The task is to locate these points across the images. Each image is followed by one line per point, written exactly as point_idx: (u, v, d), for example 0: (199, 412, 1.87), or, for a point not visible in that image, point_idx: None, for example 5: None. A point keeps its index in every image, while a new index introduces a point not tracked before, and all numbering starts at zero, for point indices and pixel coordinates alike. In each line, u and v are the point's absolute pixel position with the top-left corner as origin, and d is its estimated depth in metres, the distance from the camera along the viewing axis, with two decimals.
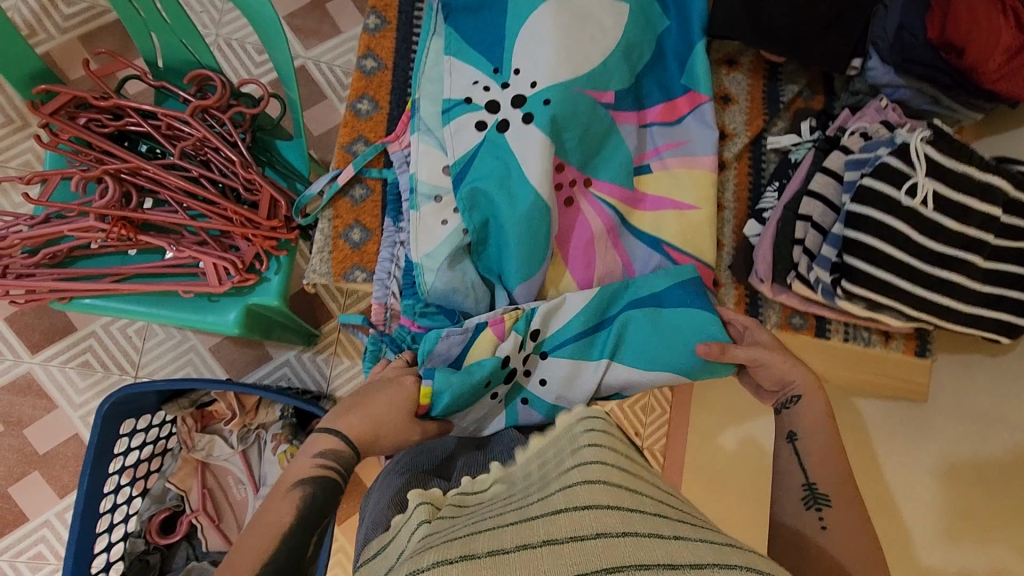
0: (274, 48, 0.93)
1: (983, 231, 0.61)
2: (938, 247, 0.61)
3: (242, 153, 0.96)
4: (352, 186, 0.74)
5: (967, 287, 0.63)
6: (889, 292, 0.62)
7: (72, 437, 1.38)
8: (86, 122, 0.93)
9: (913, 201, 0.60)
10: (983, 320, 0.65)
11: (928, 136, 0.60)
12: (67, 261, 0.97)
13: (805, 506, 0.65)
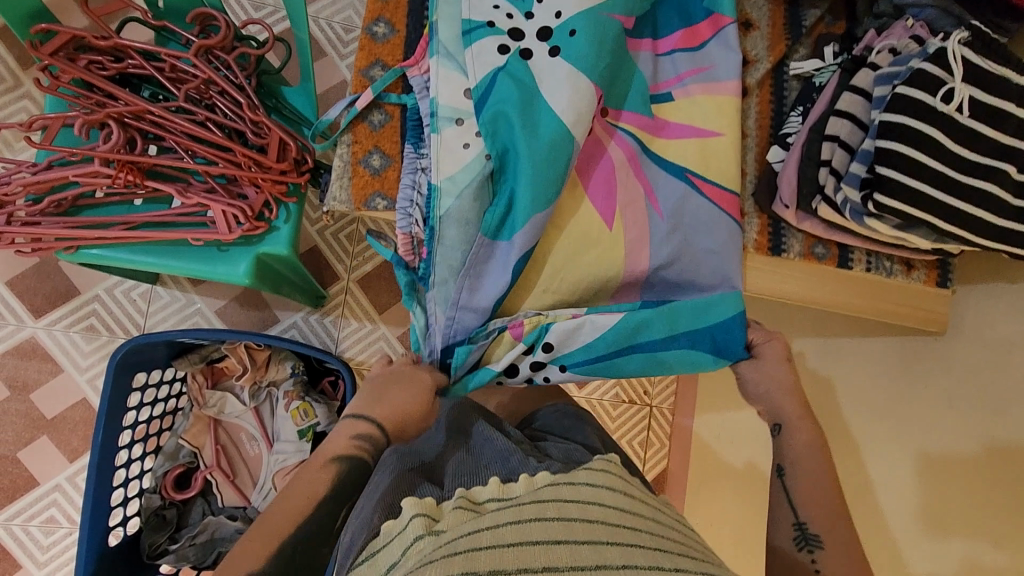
0: None
1: (1019, 139, 0.61)
2: (972, 156, 0.61)
3: (249, 96, 0.94)
4: (371, 111, 0.74)
5: (1000, 200, 0.63)
6: (923, 201, 0.62)
7: (79, 400, 1.36)
8: (87, 65, 0.90)
9: (949, 107, 0.60)
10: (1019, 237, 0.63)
11: (966, 39, 0.61)
12: (73, 210, 0.95)
13: (798, 546, 0.68)
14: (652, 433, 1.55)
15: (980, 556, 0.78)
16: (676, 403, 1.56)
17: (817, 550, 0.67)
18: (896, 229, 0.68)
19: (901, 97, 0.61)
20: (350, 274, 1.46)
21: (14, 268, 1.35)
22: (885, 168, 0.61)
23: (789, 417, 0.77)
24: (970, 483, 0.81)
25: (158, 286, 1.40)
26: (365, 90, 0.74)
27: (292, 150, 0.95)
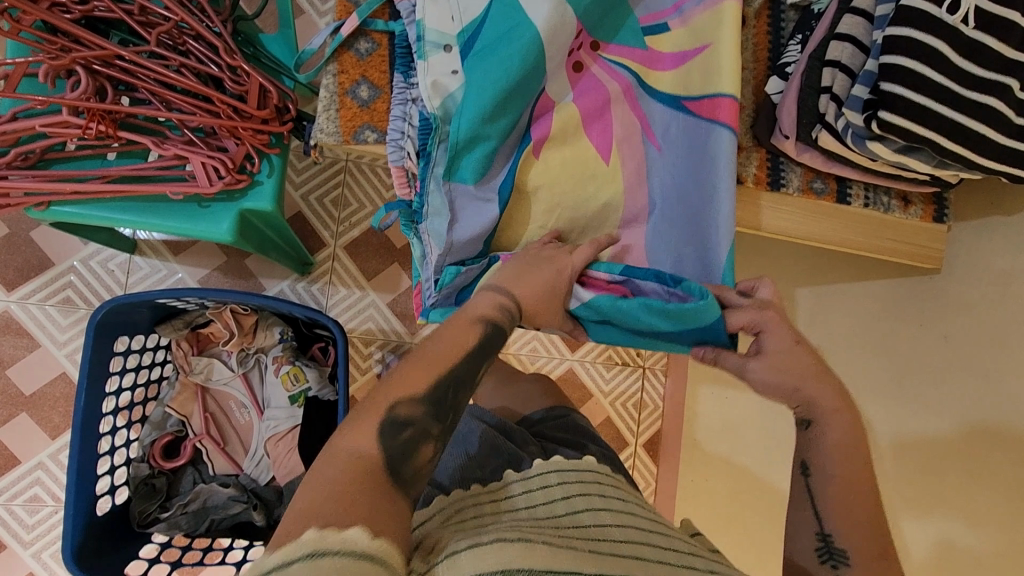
0: None
1: (1022, 53, 0.60)
2: (979, 71, 0.60)
3: (225, 40, 0.89)
4: (356, 39, 0.74)
5: (1004, 116, 0.62)
6: (928, 119, 0.60)
7: (59, 376, 1.32)
8: (50, 7, 0.85)
9: (954, 18, 0.59)
10: (1022, 156, 0.63)
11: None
12: (42, 165, 0.90)
13: (820, 559, 0.66)
14: (645, 397, 1.55)
15: (967, 548, 0.79)
16: (669, 365, 1.56)
17: (842, 565, 0.65)
18: (897, 152, 0.67)
19: (908, 9, 0.60)
20: (337, 240, 1.43)
21: None
22: (888, 84, 0.60)
23: (821, 412, 0.68)
24: (959, 468, 0.82)
25: (137, 256, 1.36)
26: (348, 16, 0.74)
27: (273, 97, 0.91)
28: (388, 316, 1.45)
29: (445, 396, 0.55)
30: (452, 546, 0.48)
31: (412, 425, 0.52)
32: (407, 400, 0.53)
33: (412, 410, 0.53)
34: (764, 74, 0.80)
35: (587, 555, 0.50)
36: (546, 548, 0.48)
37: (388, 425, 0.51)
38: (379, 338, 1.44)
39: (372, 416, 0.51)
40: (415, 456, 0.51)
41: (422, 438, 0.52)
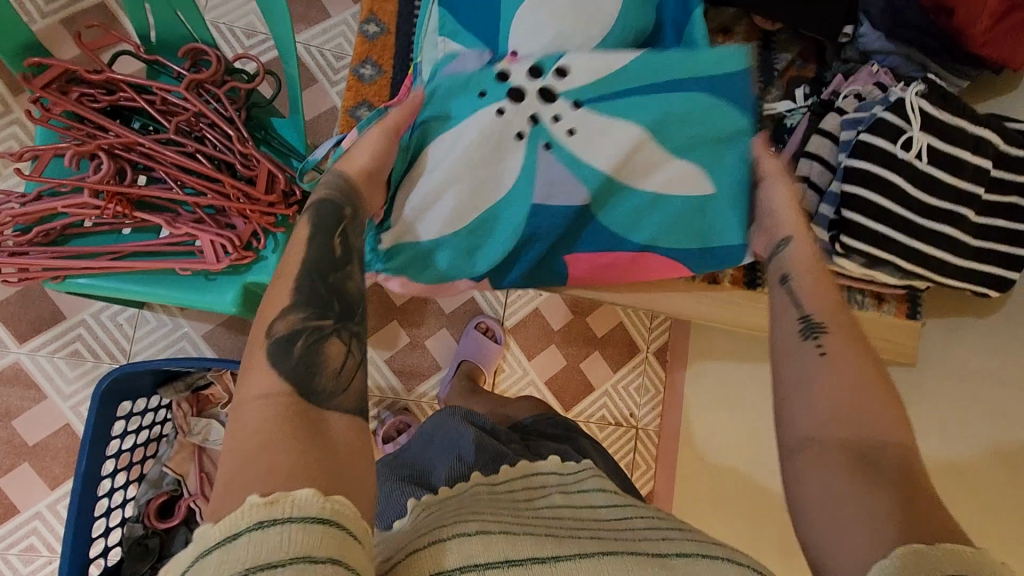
0: (273, 21, 0.95)
1: (975, 186, 0.73)
2: (936, 200, 0.73)
3: (240, 129, 0.95)
4: (353, 149, 0.83)
5: (962, 239, 0.74)
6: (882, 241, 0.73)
7: (63, 427, 1.35)
8: (78, 97, 0.92)
9: (909, 154, 0.72)
10: (976, 273, 0.75)
11: (923, 91, 0.72)
12: (61, 240, 0.96)
13: (805, 337, 0.62)
14: (638, 455, 1.63)
15: None
16: (662, 426, 1.64)
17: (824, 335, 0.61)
18: (864, 267, 0.76)
19: (866, 145, 0.72)
20: None
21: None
22: (848, 211, 0.72)
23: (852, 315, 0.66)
24: None
25: (145, 310, 1.40)
26: (348, 130, 0.84)
27: (280, 181, 0.97)
28: (385, 373, 1.54)
29: (318, 292, 0.59)
30: (414, 542, 0.53)
31: (300, 336, 0.55)
32: (281, 316, 0.56)
33: (289, 321, 0.56)
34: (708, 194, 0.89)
35: (543, 540, 0.54)
36: (504, 535, 0.52)
37: (274, 349, 0.54)
38: (376, 394, 1.54)
39: (259, 346, 0.54)
40: (317, 363, 0.54)
41: (317, 337, 0.56)
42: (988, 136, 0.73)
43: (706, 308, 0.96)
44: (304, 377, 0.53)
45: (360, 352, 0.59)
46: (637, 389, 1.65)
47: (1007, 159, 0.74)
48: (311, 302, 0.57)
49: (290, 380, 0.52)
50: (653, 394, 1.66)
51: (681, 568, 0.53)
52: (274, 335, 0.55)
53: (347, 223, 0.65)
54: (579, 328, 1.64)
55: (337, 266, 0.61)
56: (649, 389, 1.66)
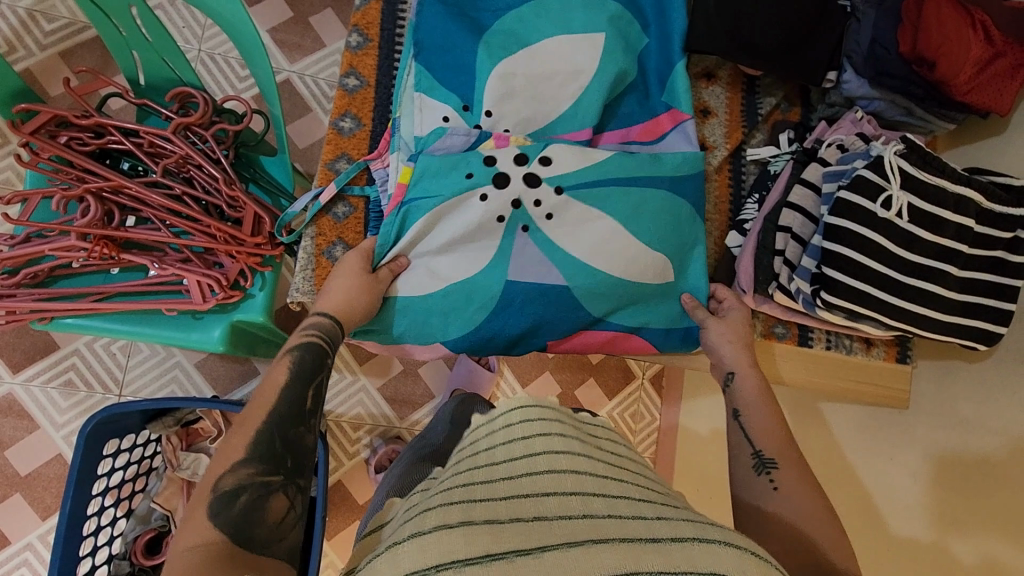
0: (256, 66, 0.95)
1: (958, 242, 0.73)
2: (916, 257, 0.73)
3: (226, 170, 0.96)
4: (334, 204, 0.84)
5: (944, 294, 0.74)
6: (870, 299, 0.73)
7: (55, 457, 1.36)
8: (67, 141, 0.93)
9: (889, 213, 0.72)
10: (961, 327, 0.75)
11: (901, 150, 0.72)
12: (49, 281, 0.96)
13: (756, 472, 0.69)
14: None
15: None
16: (657, 454, 1.64)
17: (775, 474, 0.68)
18: (847, 319, 0.77)
19: (847, 202, 0.72)
20: None
21: None
22: (831, 269, 0.72)
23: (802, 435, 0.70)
24: None
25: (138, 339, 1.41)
26: (329, 184, 0.85)
27: (266, 223, 0.97)
28: (378, 401, 1.53)
29: (272, 446, 0.62)
30: (400, 538, 0.53)
31: (245, 491, 0.58)
32: (230, 470, 0.58)
33: (238, 475, 0.58)
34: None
35: (530, 528, 0.52)
36: (485, 527, 0.52)
37: (218, 501, 0.56)
38: (368, 423, 1.53)
39: (201, 500, 0.57)
40: (263, 513, 0.57)
41: (263, 492, 0.58)
42: (970, 195, 0.73)
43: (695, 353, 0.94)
44: (243, 528, 0.56)
45: (304, 504, 0.62)
46: (632, 416, 1.65)
47: (989, 216, 0.74)
48: (263, 458, 0.60)
49: (236, 537, 0.55)
50: (649, 422, 1.66)
51: (677, 553, 0.49)
52: (219, 490, 0.57)
53: (322, 374, 0.71)
54: (573, 355, 1.64)
55: (298, 422, 0.65)
56: (645, 417, 1.65)
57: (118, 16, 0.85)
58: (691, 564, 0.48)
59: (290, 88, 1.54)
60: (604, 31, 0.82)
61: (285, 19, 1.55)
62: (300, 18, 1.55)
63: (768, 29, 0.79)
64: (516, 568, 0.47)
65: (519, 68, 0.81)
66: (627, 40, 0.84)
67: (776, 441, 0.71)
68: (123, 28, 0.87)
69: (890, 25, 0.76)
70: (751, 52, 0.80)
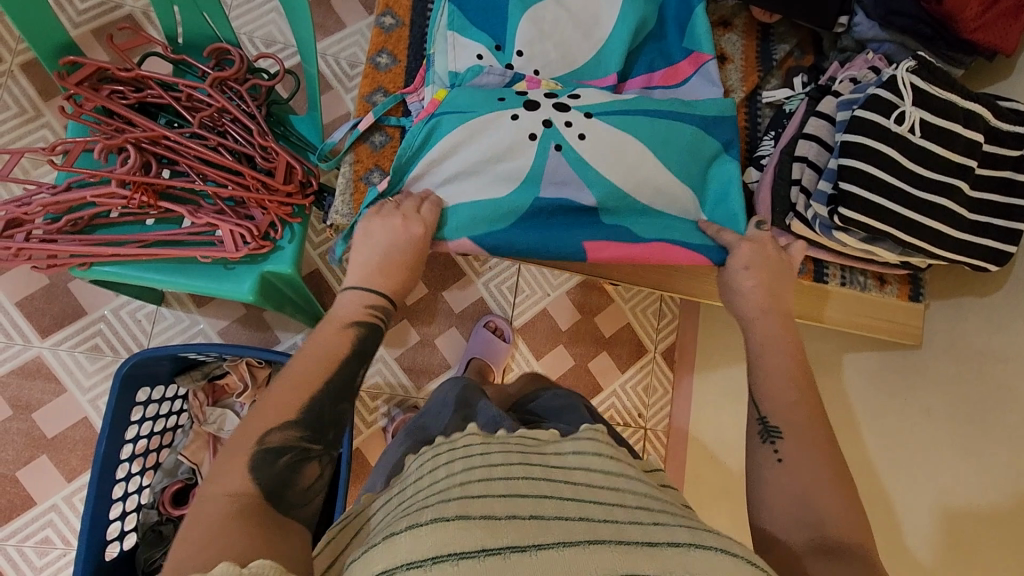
0: (297, 22, 0.98)
1: (969, 158, 0.78)
2: (931, 174, 0.78)
3: (260, 124, 1.00)
4: (372, 133, 0.91)
5: (958, 212, 0.79)
6: (888, 217, 0.77)
7: (81, 420, 1.39)
8: (109, 94, 0.97)
9: (902, 128, 0.77)
10: (972, 246, 0.79)
11: (913, 67, 0.77)
12: (88, 230, 1.00)
13: (761, 440, 0.70)
14: (649, 454, 1.64)
15: None
16: (670, 427, 1.65)
17: (777, 440, 0.69)
18: (865, 241, 0.81)
19: (861, 119, 0.77)
20: None
21: (24, 290, 1.39)
22: (848, 184, 0.76)
23: None
24: (954, 547, 0.85)
25: (163, 307, 1.44)
26: (366, 113, 0.91)
27: (298, 173, 1.00)
28: (396, 371, 1.56)
29: (320, 418, 0.66)
30: (394, 529, 0.53)
31: (288, 451, 0.62)
32: (279, 428, 0.63)
33: (285, 435, 0.63)
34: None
35: (526, 525, 0.53)
36: (482, 521, 0.52)
37: (261, 455, 0.60)
38: (385, 392, 1.55)
39: (246, 449, 0.60)
40: (298, 475, 0.62)
41: (303, 456, 0.63)
42: (981, 111, 0.79)
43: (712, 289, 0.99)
44: (279, 487, 0.60)
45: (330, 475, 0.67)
46: (646, 389, 1.67)
47: (997, 134, 0.80)
48: (315, 426, 0.65)
49: (267, 485, 0.59)
50: (661, 395, 1.67)
51: (672, 559, 0.51)
52: (266, 444, 0.61)
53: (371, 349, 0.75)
54: (587, 329, 1.66)
55: (348, 398, 0.70)
56: (658, 390, 1.67)
57: None
58: (688, 569, 0.51)
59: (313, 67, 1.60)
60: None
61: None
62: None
63: None
64: (515, 565, 0.48)
65: (547, 13, 0.87)
66: None
67: (791, 411, 0.70)
68: None
69: None
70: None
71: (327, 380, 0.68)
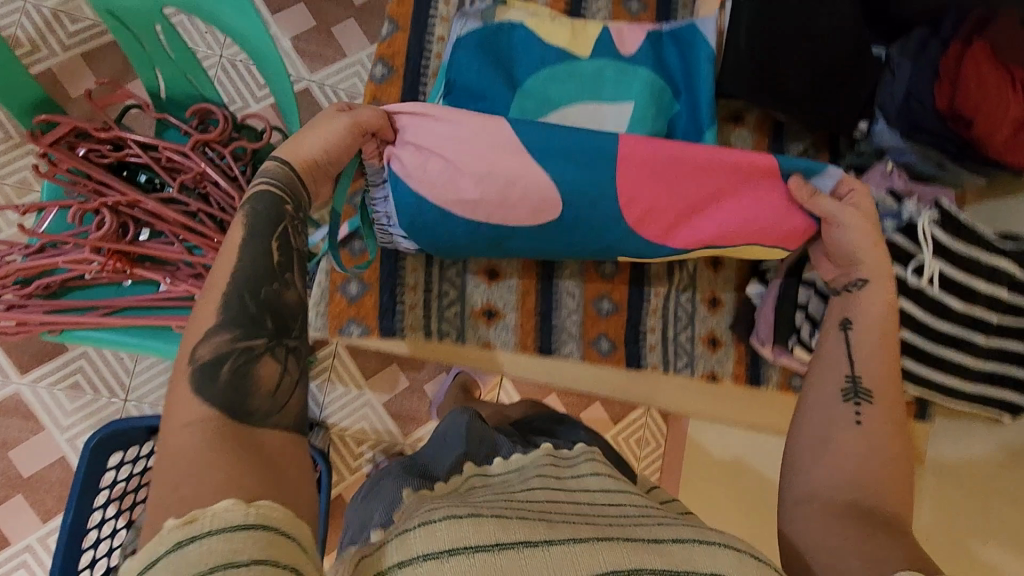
0: (272, 80, 0.87)
1: (989, 312, 0.80)
2: (947, 327, 0.80)
3: (244, 189, 0.95)
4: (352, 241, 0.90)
5: (971, 363, 0.82)
6: (897, 345, 0.80)
7: (58, 460, 1.36)
8: (85, 153, 0.92)
9: (921, 281, 0.78)
10: (984, 397, 0.82)
11: (936, 218, 0.78)
12: (61, 292, 0.96)
13: (846, 399, 0.68)
14: None
15: None
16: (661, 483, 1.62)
17: (866, 400, 0.67)
18: None
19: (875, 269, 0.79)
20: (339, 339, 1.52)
21: None
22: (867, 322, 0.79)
23: None
24: None
25: None
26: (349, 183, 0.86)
27: None
28: (383, 416, 1.52)
29: (246, 306, 0.55)
30: (404, 527, 0.48)
31: (227, 358, 0.53)
32: (205, 338, 0.53)
33: (215, 343, 0.53)
34: (662, 327, 0.91)
35: (538, 524, 0.48)
36: (494, 518, 0.47)
37: (199, 374, 0.51)
38: (371, 438, 1.52)
39: (178, 375, 0.51)
40: (252, 382, 0.52)
41: (246, 356, 0.53)
42: (1007, 267, 0.79)
43: (707, 396, 0.96)
44: (235, 399, 0.51)
45: (297, 368, 0.57)
46: (638, 442, 1.63)
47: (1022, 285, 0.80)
48: (241, 321, 0.54)
49: (222, 397, 0.50)
50: (653, 450, 1.63)
51: (677, 553, 0.48)
52: (197, 360, 0.52)
53: (284, 225, 0.61)
54: None
55: (273, 277, 0.58)
56: (651, 444, 1.63)
57: (144, 34, 0.84)
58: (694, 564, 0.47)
59: (309, 98, 1.51)
60: (637, 95, 0.81)
61: (308, 28, 1.51)
62: (322, 27, 1.52)
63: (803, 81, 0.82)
64: (529, 561, 0.44)
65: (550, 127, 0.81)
66: (660, 106, 0.82)
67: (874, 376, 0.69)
68: (148, 45, 0.85)
69: (926, 80, 0.80)
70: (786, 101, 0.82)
71: (235, 267, 0.56)
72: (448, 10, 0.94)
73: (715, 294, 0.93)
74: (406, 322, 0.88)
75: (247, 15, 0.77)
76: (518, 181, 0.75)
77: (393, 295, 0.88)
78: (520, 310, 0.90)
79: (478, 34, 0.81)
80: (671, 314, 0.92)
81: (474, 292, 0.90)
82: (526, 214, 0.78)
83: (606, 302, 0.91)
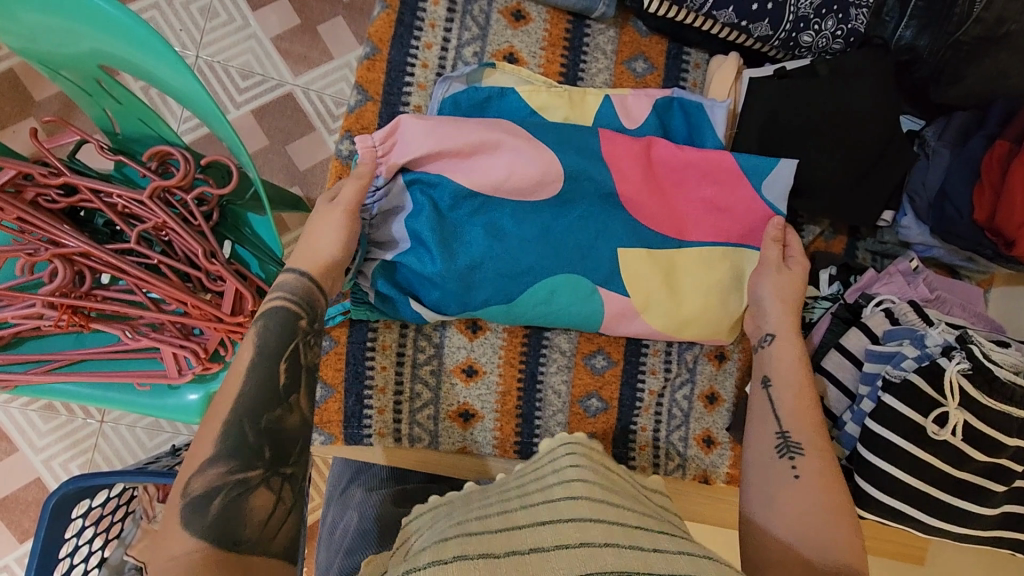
0: (217, 126, 0.75)
1: (1013, 460, 0.73)
2: (964, 474, 0.73)
3: (209, 241, 0.87)
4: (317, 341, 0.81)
5: (984, 513, 0.75)
6: (908, 489, 0.74)
7: (33, 481, 1.32)
8: (35, 199, 0.85)
9: (943, 431, 0.71)
10: (990, 537, 0.78)
11: (966, 368, 0.70)
12: (16, 342, 0.91)
13: (780, 454, 0.72)
14: None
15: None
16: None
17: (797, 455, 0.71)
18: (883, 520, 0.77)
19: (886, 408, 0.72)
20: None
21: None
22: (870, 452, 0.74)
23: None
24: None
25: None
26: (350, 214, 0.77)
27: (249, 300, 0.88)
28: None
29: (245, 441, 0.60)
30: None
31: (222, 490, 0.58)
32: (201, 471, 0.59)
33: (209, 476, 0.58)
34: (654, 427, 0.87)
35: (522, 560, 0.46)
36: (482, 561, 0.46)
37: (190, 509, 0.57)
38: None
39: (174, 506, 0.57)
40: (247, 513, 0.58)
41: (243, 489, 0.59)
42: None
43: (702, 498, 0.91)
44: (225, 531, 0.57)
45: (293, 494, 0.61)
46: None
47: None
48: (238, 453, 0.60)
49: (212, 534, 0.56)
50: None
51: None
52: (191, 492, 0.58)
53: (297, 340, 0.67)
54: None
55: (274, 403, 0.63)
56: None
57: (76, 72, 0.77)
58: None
59: (292, 104, 1.32)
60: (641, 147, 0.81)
61: (291, 26, 1.32)
62: (308, 25, 1.33)
63: (831, 172, 0.79)
64: None
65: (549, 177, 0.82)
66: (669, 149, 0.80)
67: (802, 424, 0.73)
68: (83, 83, 0.78)
69: (967, 189, 0.79)
70: (814, 192, 0.81)
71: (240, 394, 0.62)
72: (427, 75, 0.84)
73: (715, 391, 0.87)
74: (374, 427, 0.84)
75: (185, 80, 0.69)
76: (518, 157, 0.76)
77: (361, 398, 0.83)
78: (499, 412, 0.85)
79: (466, 99, 0.80)
80: (665, 412, 0.87)
81: (450, 392, 0.84)
82: (527, 184, 0.76)
83: (594, 400, 0.86)
